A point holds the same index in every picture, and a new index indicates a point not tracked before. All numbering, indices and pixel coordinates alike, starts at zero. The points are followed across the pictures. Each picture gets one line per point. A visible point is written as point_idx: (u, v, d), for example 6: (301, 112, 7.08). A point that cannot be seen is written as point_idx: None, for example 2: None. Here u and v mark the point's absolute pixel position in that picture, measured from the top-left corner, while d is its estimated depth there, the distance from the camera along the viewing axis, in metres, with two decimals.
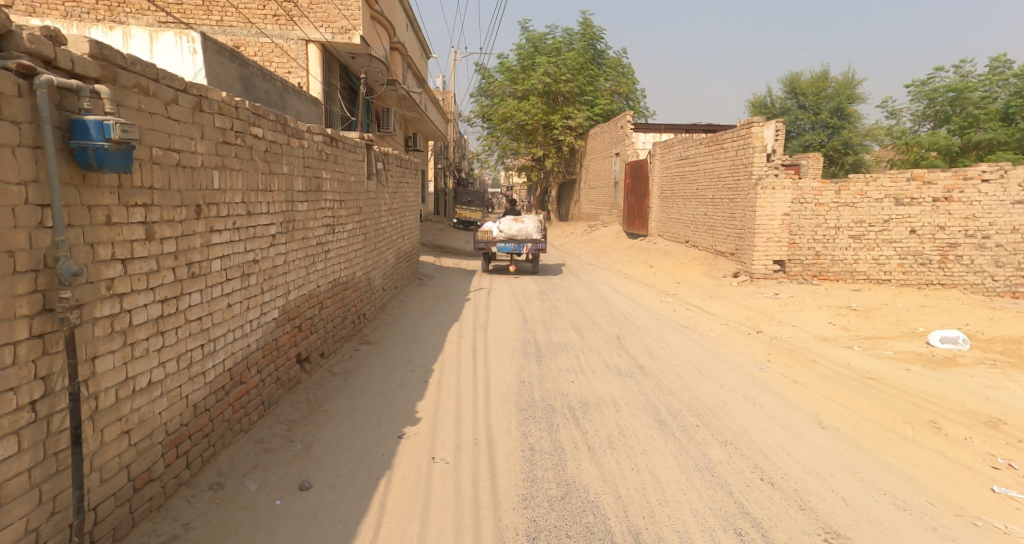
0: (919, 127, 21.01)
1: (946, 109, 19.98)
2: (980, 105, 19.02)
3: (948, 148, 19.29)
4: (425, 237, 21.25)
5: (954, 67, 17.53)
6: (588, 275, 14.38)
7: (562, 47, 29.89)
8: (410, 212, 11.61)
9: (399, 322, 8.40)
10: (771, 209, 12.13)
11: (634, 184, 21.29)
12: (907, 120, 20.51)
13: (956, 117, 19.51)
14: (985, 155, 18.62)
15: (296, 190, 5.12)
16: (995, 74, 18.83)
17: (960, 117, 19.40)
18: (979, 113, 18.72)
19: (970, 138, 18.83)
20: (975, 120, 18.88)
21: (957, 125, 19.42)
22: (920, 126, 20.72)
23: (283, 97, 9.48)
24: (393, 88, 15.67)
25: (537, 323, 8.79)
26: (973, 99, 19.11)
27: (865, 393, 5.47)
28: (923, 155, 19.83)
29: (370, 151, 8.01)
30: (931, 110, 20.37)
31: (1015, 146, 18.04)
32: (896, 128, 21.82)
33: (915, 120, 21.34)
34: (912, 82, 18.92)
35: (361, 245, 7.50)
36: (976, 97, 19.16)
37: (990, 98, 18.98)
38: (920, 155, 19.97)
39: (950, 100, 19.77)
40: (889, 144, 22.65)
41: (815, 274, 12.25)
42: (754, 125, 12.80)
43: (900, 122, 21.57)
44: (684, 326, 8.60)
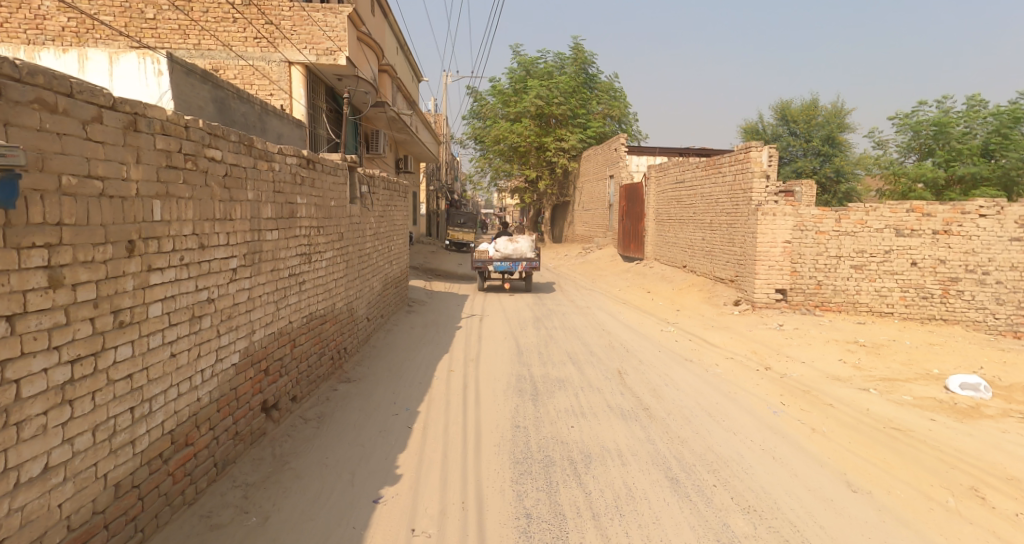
0: (906, 158, 20.67)
1: (928, 143, 19.66)
2: (961, 141, 18.83)
3: (933, 181, 18.95)
4: (417, 260, 20.77)
5: (937, 103, 17.43)
6: (583, 300, 13.89)
7: (554, 71, 29.82)
8: (399, 236, 11.07)
9: (383, 355, 7.80)
10: (772, 236, 11.70)
11: (629, 207, 20.89)
12: (891, 153, 20.24)
13: (940, 150, 19.17)
14: (969, 189, 18.49)
15: (264, 219, 4.61)
16: (973, 112, 18.73)
17: (944, 150, 19.11)
18: (962, 147, 18.54)
19: (954, 171, 18.65)
20: (958, 154, 18.68)
21: (940, 158, 19.09)
22: (905, 158, 20.39)
23: (262, 119, 9.02)
24: (382, 110, 15.26)
25: (532, 355, 8.19)
26: (955, 135, 18.87)
27: (892, 445, 4.93)
28: (910, 187, 19.60)
29: (354, 175, 7.52)
30: (916, 142, 20.04)
31: (997, 183, 18.04)
32: (884, 159, 21.50)
33: (901, 151, 21.00)
34: (897, 115, 18.78)
35: (343, 274, 6.96)
36: (958, 132, 18.89)
37: (971, 135, 18.77)
38: (907, 187, 19.75)
39: (933, 134, 19.42)
40: (875, 174, 22.27)
41: (818, 303, 11.79)
42: (752, 150, 12.46)
43: (888, 153, 21.30)
44: (687, 360, 8.07)
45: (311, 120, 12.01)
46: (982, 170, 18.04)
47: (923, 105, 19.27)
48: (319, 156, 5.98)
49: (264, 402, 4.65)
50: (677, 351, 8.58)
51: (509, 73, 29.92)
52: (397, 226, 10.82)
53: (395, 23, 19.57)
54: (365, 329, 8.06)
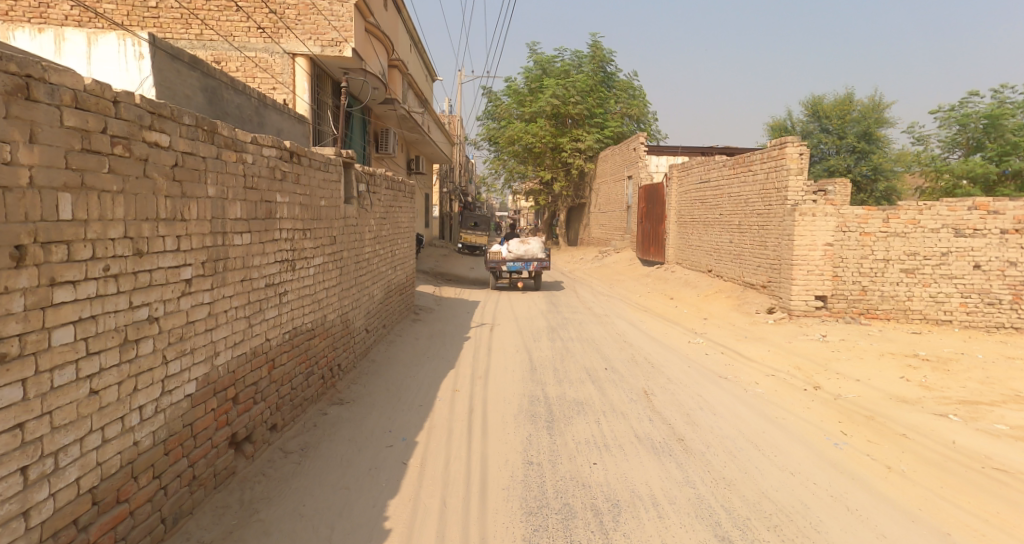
0: (950, 153, 19.68)
1: (979, 137, 18.60)
2: (1017, 134, 17.66)
3: (985, 176, 17.92)
4: (427, 263, 20.07)
5: (991, 93, 16.37)
6: (603, 307, 13.07)
7: (571, 70, 29.00)
8: (404, 240, 10.38)
9: (383, 372, 7.06)
10: (812, 238, 10.82)
11: (649, 209, 20.03)
12: (934, 148, 19.16)
13: (992, 144, 18.11)
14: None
15: (232, 220, 3.86)
16: None
17: (997, 144, 18.00)
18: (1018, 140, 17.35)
19: (1009, 166, 17.56)
20: (1014, 147, 17.52)
21: (992, 153, 17.97)
22: (950, 153, 19.36)
23: (260, 113, 8.36)
24: (393, 108, 14.60)
25: (549, 371, 7.41)
26: (1010, 127, 17.72)
27: (1002, 495, 4.21)
28: (957, 184, 18.64)
29: (350, 172, 6.82)
30: (962, 136, 19.02)
31: None
32: (925, 155, 20.46)
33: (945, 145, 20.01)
34: (938, 109, 17.89)
35: (336, 282, 6.24)
36: (1012, 124, 17.73)
37: None
38: (953, 183, 18.78)
39: (983, 127, 18.34)
40: (914, 171, 21.37)
41: (862, 311, 10.88)
42: (787, 145, 11.60)
43: (929, 148, 20.27)
44: (723, 378, 7.26)
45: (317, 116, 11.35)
46: None
47: (972, 96, 18.20)
48: (304, 149, 5.25)
49: (234, 437, 3.90)
50: (711, 367, 7.76)
51: (526, 72, 29.19)
52: (402, 230, 10.10)
53: (408, 18, 18.92)
54: (362, 344, 7.33)
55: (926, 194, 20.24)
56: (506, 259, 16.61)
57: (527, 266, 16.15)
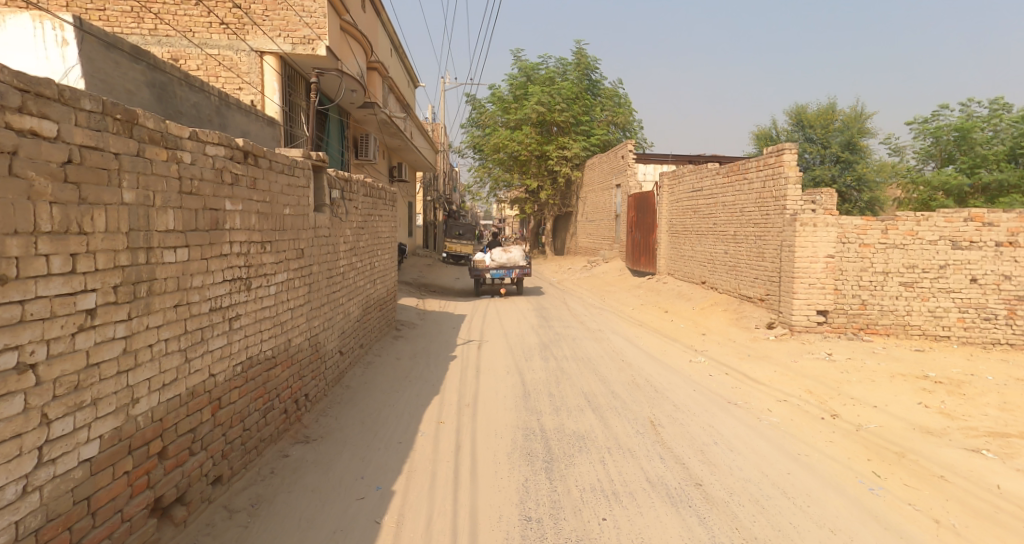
0: (927, 166, 19.34)
1: (952, 149, 18.26)
2: (985, 147, 17.40)
3: (958, 189, 17.60)
4: (411, 274, 19.29)
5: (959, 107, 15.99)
6: (595, 321, 12.40)
7: (556, 77, 28.45)
8: (385, 252, 9.63)
9: (358, 400, 6.31)
10: (813, 250, 10.26)
11: (638, 218, 19.45)
12: (910, 160, 18.87)
13: (963, 156, 17.82)
14: (996, 197, 17.04)
15: (162, 232, 3.13)
16: (998, 115, 17.32)
17: (967, 157, 17.70)
18: (986, 153, 17.08)
19: (978, 179, 17.24)
20: (983, 160, 17.25)
21: (964, 165, 17.65)
22: (924, 165, 19.07)
23: (223, 114, 7.62)
24: (372, 112, 13.88)
25: (543, 399, 6.70)
26: (978, 141, 17.44)
27: None
28: (932, 196, 18.25)
29: (319, 177, 6.08)
30: (936, 148, 18.70)
31: None
32: (904, 167, 20.13)
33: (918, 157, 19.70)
34: (915, 119, 17.58)
35: (304, 302, 5.51)
36: (982, 137, 17.48)
37: (995, 139, 17.32)
38: (928, 195, 18.40)
39: (955, 140, 18.04)
40: (894, 182, 21.07)
41: (863, 326, 10.32)
42: (785, 152, 11.08)
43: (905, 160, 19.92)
44: (732, 404, 6.62)
45: (288, 119, 10.60)
46: (1009, 177, 16.51)
47: (943, 108, 17.94)
48: (265, 149, 4.53)
49: (159, 502, 3.15)
50: (719, 392, 7.11)
51: (509, 79, 28.62)
52: (383, 239, 9.38)
53: (387, 21, 18.24)
54: (335, 369, 6.59)
55: (903, 207, 19.87)
56: (489, 267, 16.80)
57: (510, 274, 16.41)
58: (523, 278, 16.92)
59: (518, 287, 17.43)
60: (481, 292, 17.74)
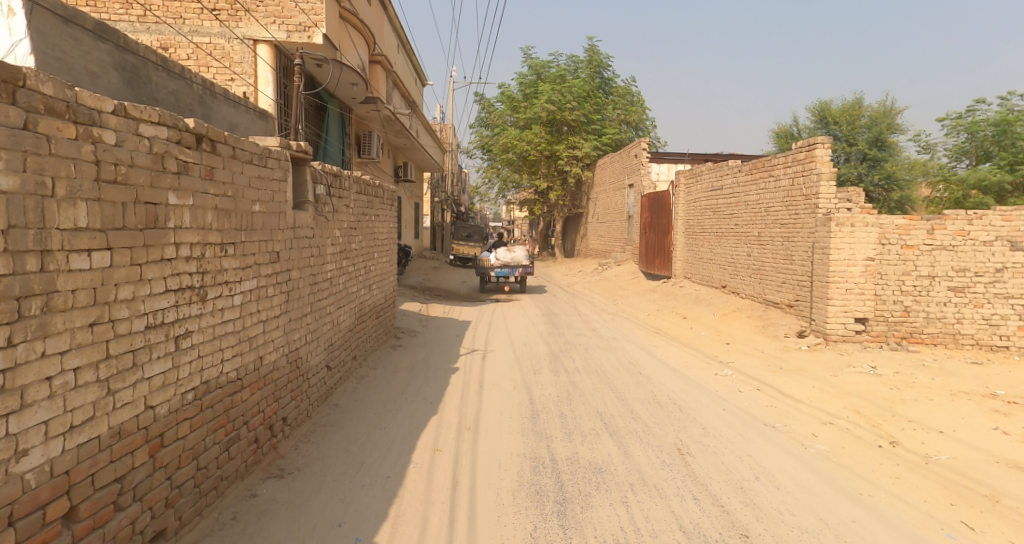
0: (960, 163, 18.39)
1: (991, 145, 17.27)
2: None
3: (999, 185, 16.56)
4: (416, 277, 18.61)
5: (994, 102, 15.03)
6: (608, 327, 11.64)
7: (567, 76, 27.68)
8: (383, 254, 8.93)
9: (346, 423, 5.59)
10: (850, 252, 9.44)
11: (653, 218, 18.66)
12: (942, 156, 17.91)
13: (1001, 153, 16.81)
14: None
15: (64, 234, 2.46)
16: None
17: (1010, 152, 16.55)
18: None
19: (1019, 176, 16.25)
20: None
21: (1003, 161, 16.63)
22: (957, 163, 18.10)
23: (207, 104, 6.90)
24: (376, 108, 13.21)
25: (555, 423, 5.95)
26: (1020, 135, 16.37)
27: None
28: (966, 195, 17.29)
29: (300, 170, 5.35)
30: (971, 144, 17.70)
31: None
32: (935, 165, 19.19)
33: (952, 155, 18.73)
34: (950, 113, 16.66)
35: (280, 312, 4.78)
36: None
37: None
38: (961, 194, 17.43)
39: (992, 136, 17.04)
40: (926, 182, 20.10)
41: (905, 335, 9.49)
42: (817, 147, 10.27)
43: (939, 157, 18.94)
44: (769, 427, 5.87)
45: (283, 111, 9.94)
46: None
47: (979, 102, 17.00)
48: (226, 134, 3.79)
49: None
50: (756, 413, 6.32)
51: (519, 77, 27.90)
52: (380, 241, 8.68)
53: (394, 15, 17.58)
54: (321, 387, 5.87)
55: (934, 208, 18.88)
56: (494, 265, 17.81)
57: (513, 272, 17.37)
58: (526, 276, 17.87)
59: (521, 286, 18.39)
60: (487, 289, 18.69)
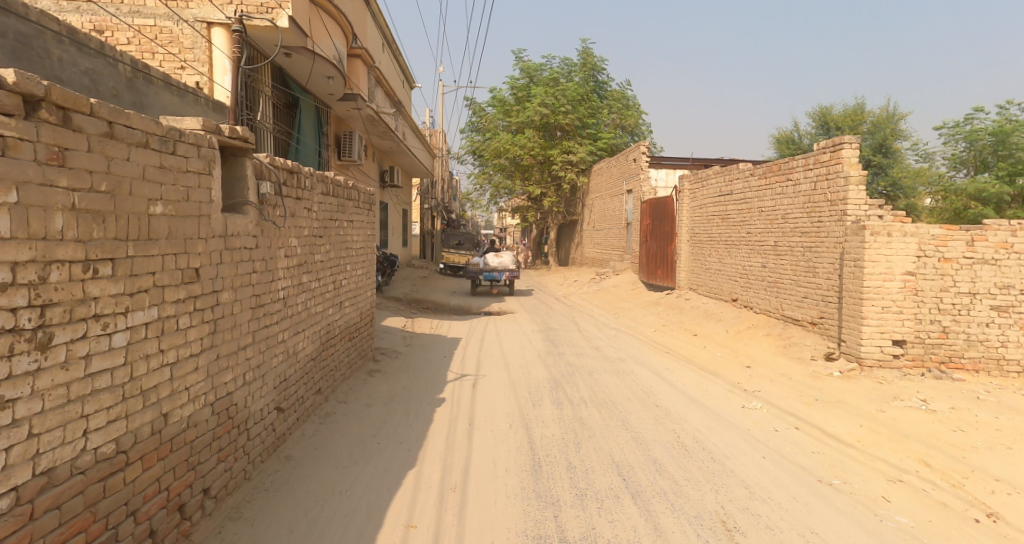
0: (958, 173, 17.21)
1: (989, 156, 16.02)
2: None
3: (999, 197, 15.45)
4: (403, 289, 17.44)
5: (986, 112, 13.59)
6: (612, 346, 10.51)
7: (560, 78, 26.54)
8: (359, 265, 7.75)
9: (296, 489, 4.41)
10: (887, 265, 8.35)
11: (654, 225, 17.57)
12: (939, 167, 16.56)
13: (1001, 163, 15.56)
14: None
15: None
16: None
17: (1007, 163, 15.41)
18: None
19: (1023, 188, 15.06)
20: None
21: (1002, 172, 15.45)
22: (955, 173, 16.85)
23: (137, 89, 5.69)
24: (356, 106, 12.02)
25: (562, 480, 4.81)
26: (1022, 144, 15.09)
27: None
28: (965, 206, 16.16)
29: (239, 162, 4.13)
30: (969, 153, 16.42)
31: None
32: (935, 173, 18.06)
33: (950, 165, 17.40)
34: (943, 124, 15.72)
35: (200, 350, 3.60)
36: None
37: None
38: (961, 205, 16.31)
39: (992, 146, 15.73)
40: (924, 193, 18.79)
41: (944, 359, 8.40)
42: (842, 147, 9.19)
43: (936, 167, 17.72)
44: (826, 485, 4.78)
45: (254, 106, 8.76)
46: None
47: (978, 108, 15.83)
48: (95, 102, 2.67)
49: None
50: (808, 466, 5.25)
51: (511, 80, 26.78)
52: (354, 250, 7.48)
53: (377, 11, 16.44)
54: (265, 436, 4.67)
55: (934, 219, 17.54)
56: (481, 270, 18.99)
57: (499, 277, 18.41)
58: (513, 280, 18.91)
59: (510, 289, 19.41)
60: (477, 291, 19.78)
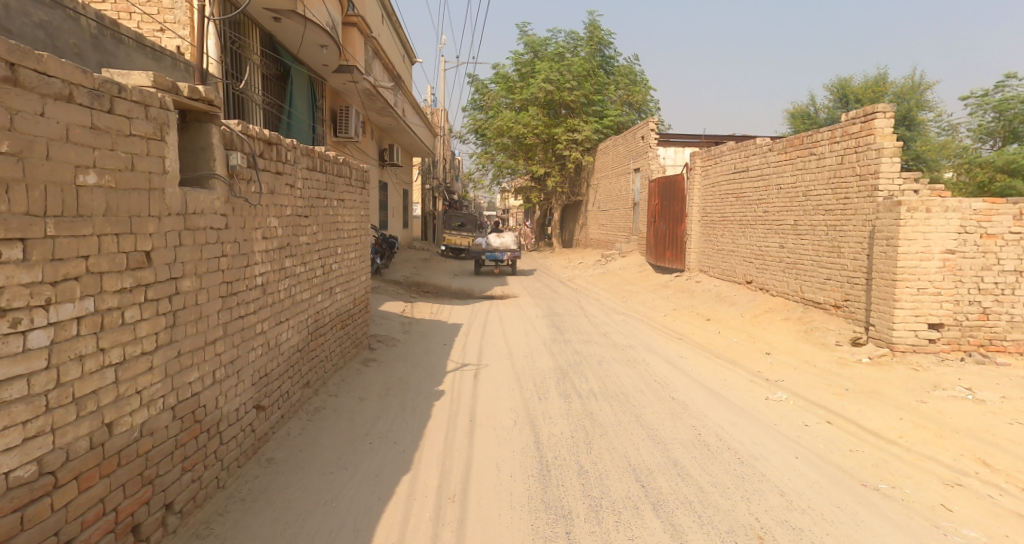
0: (987, 145, 16.57)
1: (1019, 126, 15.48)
2: None
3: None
4: (404, 272, 16.95)
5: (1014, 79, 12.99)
6: (621, 332, 10.00)
7: (565, 54, 25.69)
8: (351, 248, 7.20)
9: (276, 500, 3.88)
10: (925, 244, 7.82)
11: (663, 206, 17.00)
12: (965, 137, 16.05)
13: None
14: None
15: None
16: None
17: None
18: None
19: None
20: None
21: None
22: (981, 145, 16.25)
23: (105, 48, 5.04)
24: (352, 78, 11.39)
25: (574, 488, 4.32)
26: None
27: None
28: (992, 180, 15.44)
29: (203, 129, 3.53)
30: (998, 124, 15.85)
31: None
32: (961, 146, 17.37)
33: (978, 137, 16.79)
34: (974, 92, 15.00)
35: (156, 346, 3.02)
36: None
37: None
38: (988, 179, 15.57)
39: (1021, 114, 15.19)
40: (949, 166, 18.18)
41: (984, 343, 7.94)
42: (876, 118, 8.72)
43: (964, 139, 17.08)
44: (882, 490, 4.58)
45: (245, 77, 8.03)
46: None
47: (1006, 77, 15.13)
48: None
49: None
50: (853, 470, 4.94)
51: (515, 56, 25.99)
52: (345, 232, 6.93)
53: None
54: (241, 440, 4.13)
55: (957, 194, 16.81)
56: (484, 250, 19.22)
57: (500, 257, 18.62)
58: (515, 259, 19.18)
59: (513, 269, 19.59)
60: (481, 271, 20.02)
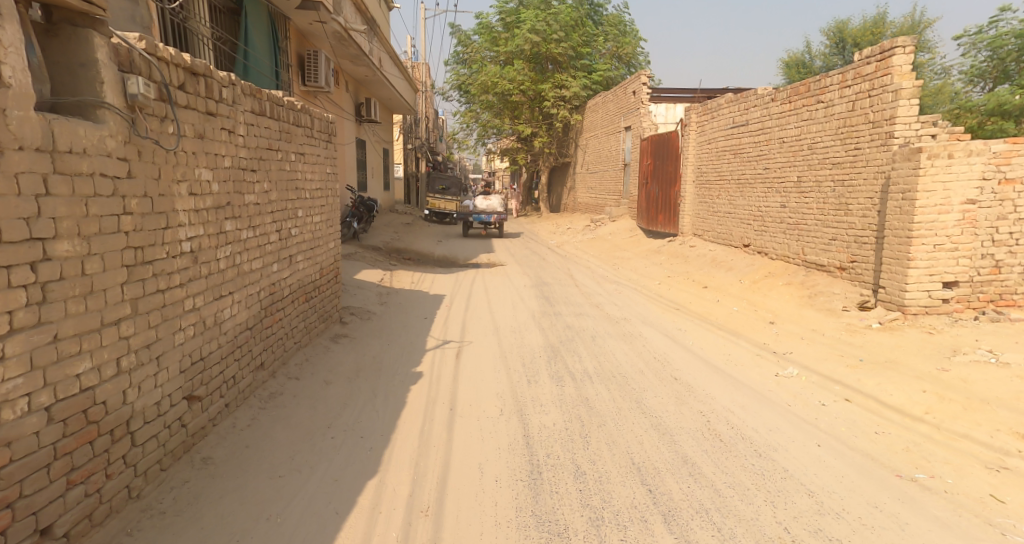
0: (977, 88, 15.01)
1: (1011, 64, 13.67)
2: None
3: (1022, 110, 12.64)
4: (384, 238, 16.10)
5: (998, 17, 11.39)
6: (615, 303, 9.32)
7: (553, 3, 24.42)
8: (314, 211, 6.35)
9: (204, 515, 3.13)
10: (945, 195, 7.13)
11: (655, 165, 16.20)
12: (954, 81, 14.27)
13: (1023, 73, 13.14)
14: None
15: None
16: None
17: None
18: None
19: None
20: None
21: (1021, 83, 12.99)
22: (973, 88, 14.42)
23: None
24: (317, 18, 10.34)
25: (570, 496, 3.69)
26: None
27: None
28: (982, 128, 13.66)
29: (82, 36, 2.68)
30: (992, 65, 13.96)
31: None
32: (960, 92, 15.52)
33: (973, 80, 14.91)
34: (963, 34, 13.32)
35: (8, 331, 2.25)
36: None
37: None
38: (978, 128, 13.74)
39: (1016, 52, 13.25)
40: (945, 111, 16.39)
41: (995, 299, 7.34)
42: (894, 54, 7.93)
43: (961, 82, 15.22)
44: (915, 480, 3.88)
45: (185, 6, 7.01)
46: None
47: (1000, 13, 13.36)
48: None
49: None
50: (884, 458, 4.18)
51: (499, 6, 24.67)
52: (307, 193, 6.07)
53: None
54: (169, 438, 3.34)
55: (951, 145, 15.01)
56: (472, 211, 18.89)
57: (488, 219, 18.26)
58: (503, 221, 18.75)
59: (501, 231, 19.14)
60: (470, 234, 19.60)
